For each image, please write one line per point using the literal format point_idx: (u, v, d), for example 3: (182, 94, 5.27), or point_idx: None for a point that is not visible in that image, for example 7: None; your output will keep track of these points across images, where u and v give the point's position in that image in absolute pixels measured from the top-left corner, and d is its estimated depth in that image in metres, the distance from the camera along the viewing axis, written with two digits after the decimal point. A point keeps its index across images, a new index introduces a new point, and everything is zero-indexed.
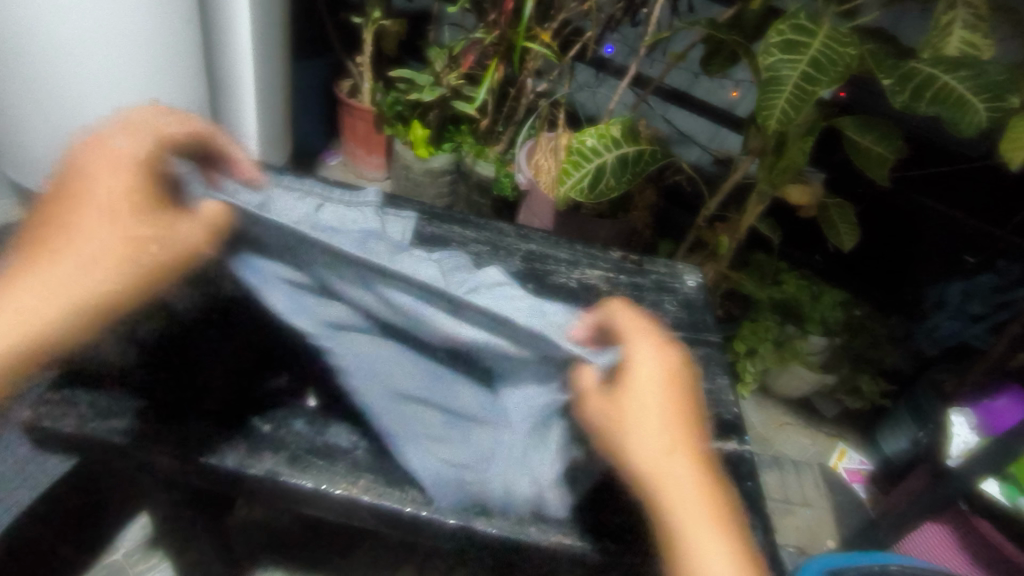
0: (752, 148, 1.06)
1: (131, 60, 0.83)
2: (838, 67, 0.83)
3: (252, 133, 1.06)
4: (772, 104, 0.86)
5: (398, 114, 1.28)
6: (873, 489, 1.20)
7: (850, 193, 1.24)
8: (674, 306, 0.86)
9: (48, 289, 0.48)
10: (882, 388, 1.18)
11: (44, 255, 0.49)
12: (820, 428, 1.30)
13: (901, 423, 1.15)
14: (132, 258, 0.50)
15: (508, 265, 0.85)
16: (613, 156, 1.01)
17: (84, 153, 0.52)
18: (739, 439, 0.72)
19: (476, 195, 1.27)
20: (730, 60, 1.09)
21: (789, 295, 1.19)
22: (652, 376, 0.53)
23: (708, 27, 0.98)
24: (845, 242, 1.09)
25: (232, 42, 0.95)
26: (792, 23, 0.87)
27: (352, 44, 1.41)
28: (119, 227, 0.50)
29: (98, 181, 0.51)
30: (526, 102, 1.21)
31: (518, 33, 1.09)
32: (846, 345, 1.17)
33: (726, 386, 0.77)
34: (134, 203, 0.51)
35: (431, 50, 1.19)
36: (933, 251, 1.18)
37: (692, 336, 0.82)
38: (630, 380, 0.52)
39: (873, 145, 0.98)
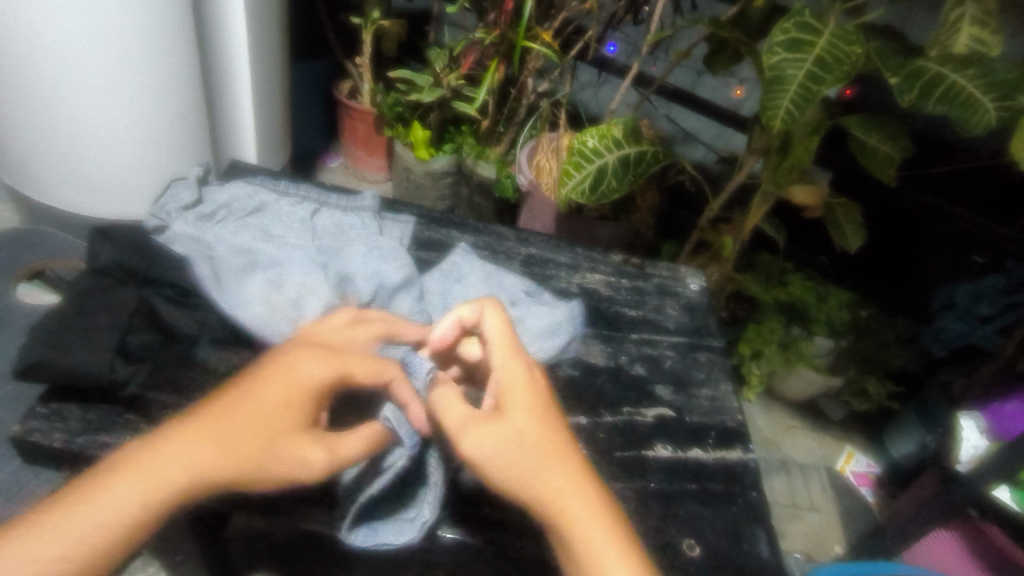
0: (755, 147, 1.05)
1: (137, 78, 0.82)
2: (843, 66, 0.82)
3: (250, 137, 1.05)
4: (777, 103, 0.84)
5: (399, 115, 1.26)
6: (880, 493, 1.19)
7: (856, 192, 1.22)
8: (676, 310, 0.85)
9: (178, 471, 0.48)
10: (890, 390, 1.17)
11: (211, 435, 0.50)
12: (827, 431, 1.29)
13: (909, 427, 1.13)
14: (255, 459, 0.50)
15: (508, 269, 0.83)
16: (614, 156, 1.00)
17: (280, 372, 0.54)
18: (743, 448, 0.69)
19: (478, 197, 1.27)
20: (734, 59, 1.07)
21: (795, 297, 1.18)
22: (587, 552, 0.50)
23: (711, 25, 0.96)
24: (851, 243, 1.07)
25: (225, 40, 0.93)
26: (798, 21, 0.85)
27: (352, 46, 1.41)
28: (255, 438, 0.51)
29: (258, 402, 0.52)
30: (527, 103, 1.20)
31: (517, 33, 1.08)
32: (852, 348, 1.15)
33: (729, 393, 0.75)
34: (272, 425, 0.52)
35: (430, 52, 1.18)
36: (939, 251, 1.16)
37: (694, 342, 0.80)
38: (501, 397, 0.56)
39: (880, 144, 0.96)
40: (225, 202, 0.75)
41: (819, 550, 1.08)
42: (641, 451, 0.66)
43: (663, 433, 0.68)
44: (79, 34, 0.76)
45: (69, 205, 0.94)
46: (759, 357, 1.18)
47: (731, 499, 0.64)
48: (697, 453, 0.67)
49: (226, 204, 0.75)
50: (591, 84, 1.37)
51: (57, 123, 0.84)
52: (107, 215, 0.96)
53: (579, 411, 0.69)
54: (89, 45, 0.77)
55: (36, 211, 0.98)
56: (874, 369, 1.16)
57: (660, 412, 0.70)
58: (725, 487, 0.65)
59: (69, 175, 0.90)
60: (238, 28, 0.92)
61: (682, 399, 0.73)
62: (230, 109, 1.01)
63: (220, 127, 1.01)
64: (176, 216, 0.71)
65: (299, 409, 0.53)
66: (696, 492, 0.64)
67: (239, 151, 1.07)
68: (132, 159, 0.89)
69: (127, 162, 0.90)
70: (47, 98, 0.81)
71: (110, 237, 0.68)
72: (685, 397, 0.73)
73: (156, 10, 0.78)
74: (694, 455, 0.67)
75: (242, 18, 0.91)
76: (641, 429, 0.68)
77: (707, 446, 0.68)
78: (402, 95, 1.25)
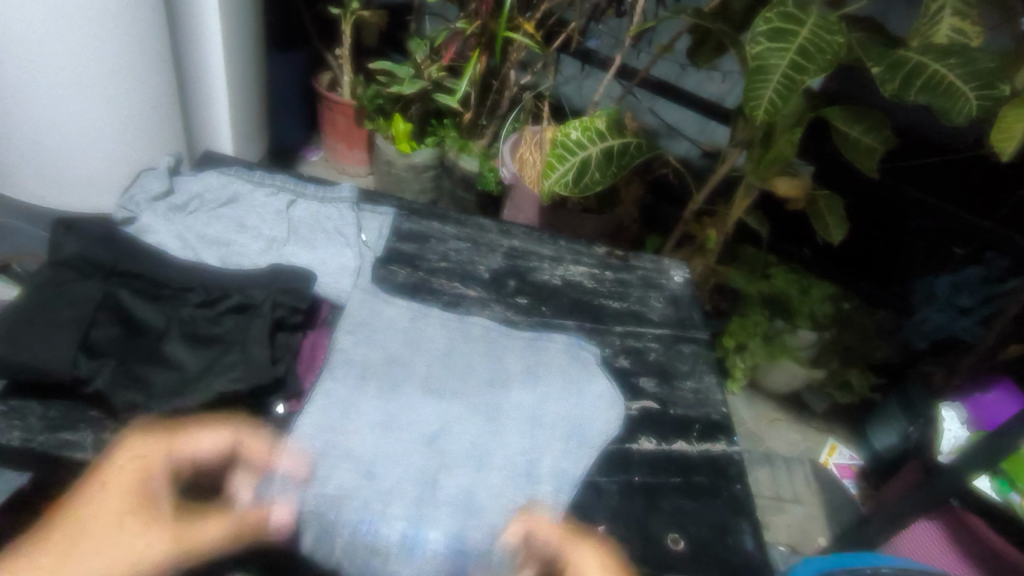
0: (739, 139, 1.10)
1: (108, 67, 0.81)
2: (826, 56, 0.83)
3: (225, 129, 1.05)
4: (760, 94, 0.86)
5: (380, 107, 1.38)
6: (863, 485, 1.23)
7: (839, 185, 1.23)
8: (660, 302, 0.84)
9: (110, 559, 0.42)
10: (873, 383, 1.26)
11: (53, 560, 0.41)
12: (810, 424, 1.34)
13: (890, 418, 1.20)
14: (112, 568, 0.42)
15: (488, 262, 0.81)
16: (598, 149, 1.09)
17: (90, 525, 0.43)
18: (727, 439, 0.69)
19: (460, 189, 1.38)
20: (715, 49, 1.16)
21: (779, 290, 1.24)
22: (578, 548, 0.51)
23: (695, 16, 1.03)
24: (833, 235, 1.12)
25: (200, 44, 0.95)
26: (780, 11, 0.86)
27: (329, 35, 1.48)
28: (118, 530, 0.43)
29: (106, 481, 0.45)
30: (511, 95, 1.28)
31: (500, 24, 1.12)
32: (836, 339, 1.24)
33: (713, 384, 0.74)
34: (114, 502, 0.44)
35: (412, 43, 1.25)
36: (918, 247, 1.20)
37: (678, 334, 0.80)
38: None
39: (863, 136, 1.00)
40: (197, 193, 0.74)
41: (803, 541, 1.11)
42: (627, 444, 0.65)
43: (648, 425, 0.67)
44: (55, 28, 0.75)
45: (33, 197, 0.91)
46: (743, 350, 1.25)
47: (715, 491, 0.63)
48: (681, 446, 0.67)
49: (198, 195, 0.74)
50: (576, 78, 1.41)
51: (22, 108, 0.81)
52: (72, 207, 0.93)
53: None
54: (65, 37, 0.76)
55: None
56: (857, 361, 1.26)
57: (644, 404, 0.70)
58: (709, 479, 0.64)
59: (32, 165, 0.87)
60: (209, 24, 0.93)
61: (666, 391, 0.72)
62: (203, 99, 1.01)
63: (193, 119, 1.01)
64: (145, 207, 0.70)
65: (135, 486, 0.45)
66: (680, 484, 0.63)
67: (213, 143, 1.07)
68: (101, 149, 0.87)
69: (93, 150, 0.87)
70: (16, 83, 0.78)
71: (74, 230, 0.63)
72: (669, 389, 0.72)
73: (130, 4, 0.78)
74: (678, 448, 0.66)
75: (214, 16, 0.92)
76: (626, 423, 0.67)
77: (691, 438, 0.68)
78: (383, 88, 1.35)
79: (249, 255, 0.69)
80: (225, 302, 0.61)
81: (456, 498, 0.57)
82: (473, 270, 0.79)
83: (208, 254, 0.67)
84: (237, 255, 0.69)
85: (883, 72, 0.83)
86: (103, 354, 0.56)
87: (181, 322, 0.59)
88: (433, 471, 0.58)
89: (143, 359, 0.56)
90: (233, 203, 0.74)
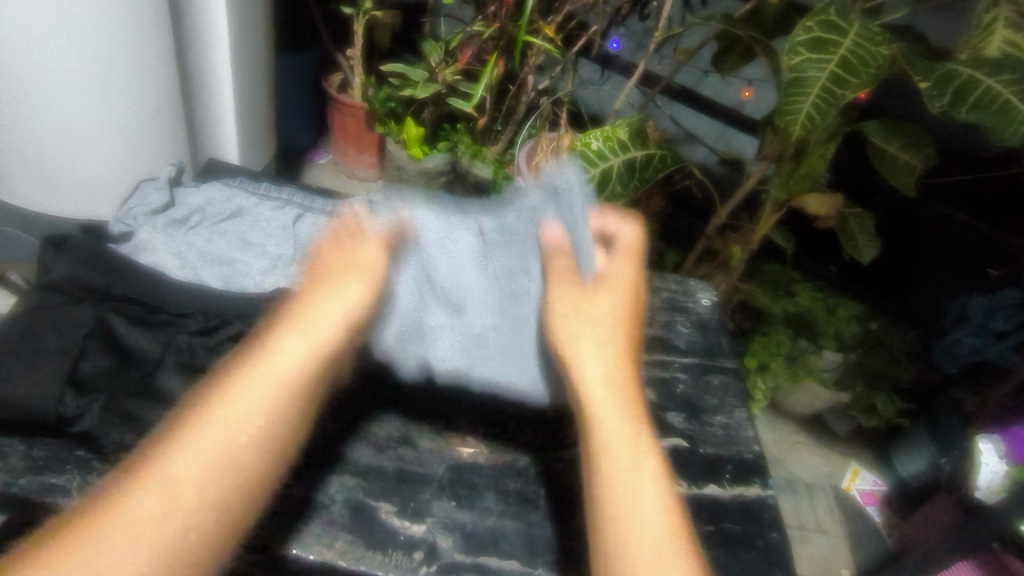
0: (767, 152, 1.04)
1: (107, 71, 0.76)
2: (869, 69, 0.78)
3: (233, 136, 1.01)
4: (796, 108, 0.81)
5: (390, 111, 1.32)
6: (887, 513, 1.19)
7: (868, 200, 1.17)
8: (687, 328, 0.79)
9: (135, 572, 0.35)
10: (899, 406, 1.19)
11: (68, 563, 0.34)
12: (832, 447, 1.29)
13: (919, 445, 1.15)
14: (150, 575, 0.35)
15: None
16: (619, 162, 1.04)
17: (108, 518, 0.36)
18: (761, 483, 0.64)
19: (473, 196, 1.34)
20: (743, 56, 1.11)
21: (804, 308, 1.20)
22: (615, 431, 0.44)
23: (724, 22, 0.98)
24: (862, 252, 1.07)
25: (210, 45, 0.90)
26: (821, 20, 0.81)
27: (341, 35, 1.44)
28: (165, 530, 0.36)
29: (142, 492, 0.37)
30: (528, 100, 1.24)
31: (519, 27, 1.08)
32: (861, 362, 1.18)
33: (745, 420, 0.69)
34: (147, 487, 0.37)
35: (426, 45, 1.19)
36: (953, 265, 1.14)
37: (707, 364, 0.75)
38: (579, 304, 0.52)
39: (901, 153, 0.94)
40: (199, 207, 0.69)
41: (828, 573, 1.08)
42: None
43: (675, 467, 0.62)
44: (56, 29, 0.71)
45: (35, 203, 0.88)
46: (765, 370, 1.20)
47: (751, 541, 0.58)
48: (713, 489, 0.62)
49: (200, 209, 0.69)
50: (595, 84, 1.37)
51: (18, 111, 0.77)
52: (73, 214, 0.90)
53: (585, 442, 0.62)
54: (66, 39, 0.72)
55: None
56: (883, 384, 1.19)
57: (672, 442, 0.65)
58: (744, 528, 0.59)
59: (34, 171, 0.84)
60: (219, 27, 0.89)
61: (694, 427, 0.67)
62: (212, 103, 0.97)
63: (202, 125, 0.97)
64: (144, 221, 0.66)
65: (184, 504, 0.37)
66: (713, 535, 0.58)
67: (221, 149, 1.03)
68: (101, 154, 0.84)
69: (91, 155, 0.83)
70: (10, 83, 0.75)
71: (66, 249, 0.60)
72: (698, 425, 0.67)
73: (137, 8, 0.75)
74: (709, 491, 0.61)
75: (224, 19, 0.88)
76: None
77: (723, 482, 0.63)
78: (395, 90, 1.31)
79: (251, 275, 0.65)
80: (227, 331, 0.57)
81: (472, 550, 0.53)
82: None
83: (208, 276, 0.64)
84: (237, 277, 0.65)
85: (933, 86, 0.77)
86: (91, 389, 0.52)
87: (177, 351, 0.55)
88: (446, 521, 0.54)
89: (135, 394, 0.53)
90: (236, 218, 0.70)
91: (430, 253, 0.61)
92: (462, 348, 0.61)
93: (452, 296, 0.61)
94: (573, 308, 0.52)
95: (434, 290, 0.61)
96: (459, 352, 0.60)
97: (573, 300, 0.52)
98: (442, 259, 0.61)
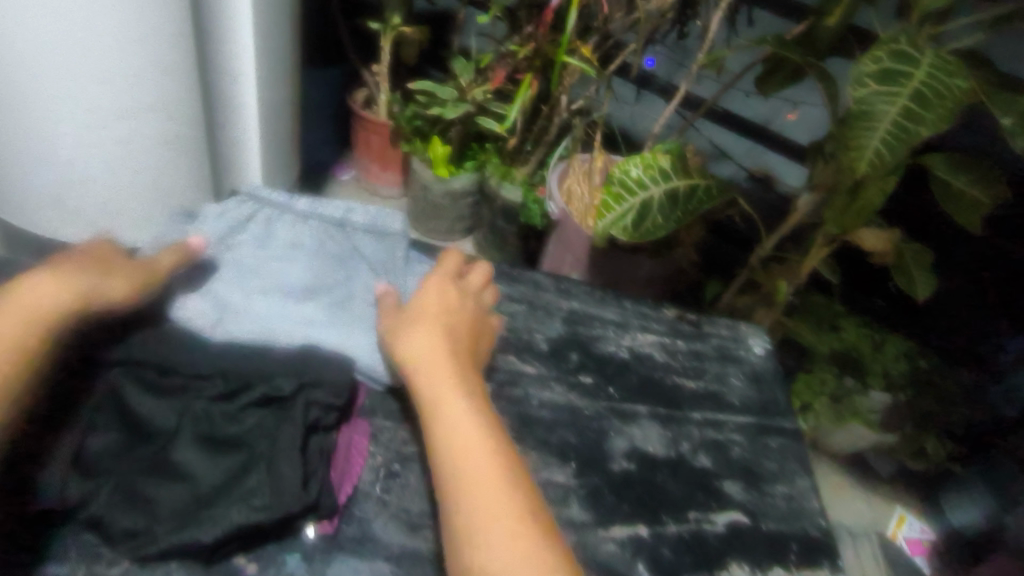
0: (819, 183, 0.98)
1: (122, 95, 0.72)
2: (946, 102, 0.72)
3: (256, 160, 0.96)
4: (863, 143, 0.74)
5: (417, 129, 1.29)
6: (936, 564, 1.09)
7: (922, 232, 1.11)
8: (740, 381, 0.73)
9: None
10: (951, 452, 1.12)
11: None
12: (876, 490, 1.21)
13: (974, 495, 1.08)
14: None
15: (547, 330, 0.71)
16: (660, 190, 0.99)
17: None
18: (831, 566, 0.57)
19: (500, 219, 1.29)
20: (792, 79, 1.05)
21: (850, 344, 1.13)
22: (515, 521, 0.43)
23: (777, 45, 0.92)
24: (920, 293, 1.00)
25: (233, 73, 0.86)
26: (891, 49, 0.75)
27: (368, 50, 1.40)
28: None
29: None
30: (561, 121, 1.18)
31: (557, 47, 1.03)
32: (911, 403, 1.10)
33: (809, 490, 0.63)
34: None
35: (456, 64, 1.17)
36: (1010, 304, 1.07)
37: (764, 423, 0.69)
38: (428, 389, 0.50)
39: (969, 188, 0.87)
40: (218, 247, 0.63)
41: None
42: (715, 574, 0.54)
43: (738, 548, 0.56)
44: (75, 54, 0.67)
45: (49, 228, 0.84)
46: (808, 411, 1.14)
47: None
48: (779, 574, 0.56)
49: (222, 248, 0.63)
50: (630, 104, 1.31)
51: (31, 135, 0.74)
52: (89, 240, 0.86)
53: (638, 519, 0.56)
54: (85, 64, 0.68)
55: (12, 237, 0.88)
56: (933, 427, 1.10)
57: (732, 518, 0.59)
58: None
59: (49, 196, 0.80)
60: (246, 51, 0.84)
61: (755, 499, 0.61)
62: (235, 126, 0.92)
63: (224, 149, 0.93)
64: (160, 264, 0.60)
65: None
66: None
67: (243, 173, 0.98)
68: (118, 180, 0.80)
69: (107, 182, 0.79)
70: (22, 107, 0.72)
71: None
72: (759, 497, 0.61)
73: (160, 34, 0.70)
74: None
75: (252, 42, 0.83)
76: (713, 543, 0.56)
77: (790, 565, 0.57)
78: (423, 108, 1.27)
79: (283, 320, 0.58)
80: (247, 395, 0.51)
81: None
82: (529, 339, 0.69)
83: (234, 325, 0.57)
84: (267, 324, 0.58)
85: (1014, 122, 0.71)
86: (98, 471, 0.47)
87: (195, 419, 0.50)
88: None
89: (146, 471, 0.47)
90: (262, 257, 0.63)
91: (279, 277, 0.62)
92: (320, 296, 0.62)
93: (289, 285, 0.62)
94: (444, 401, 0.49)
95: (296, 258, 0.64)
96: (301, 301, 0.61)
97: (443, 391, 0.50)
98: (290, 263, 0.64)
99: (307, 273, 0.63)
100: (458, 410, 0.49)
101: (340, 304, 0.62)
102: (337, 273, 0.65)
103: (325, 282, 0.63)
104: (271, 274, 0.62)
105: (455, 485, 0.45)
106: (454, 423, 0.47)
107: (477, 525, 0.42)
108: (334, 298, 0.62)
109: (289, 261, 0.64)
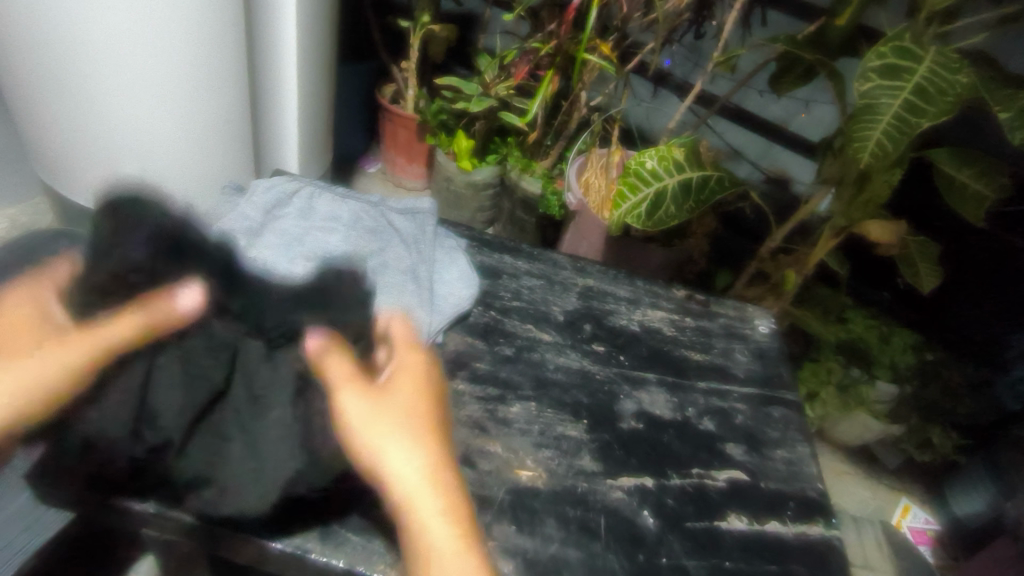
0: (827, 176, 1.02)
1: (176, 83, 0.79)
2: (947, 98, 0.76)
3: (291, 145, 1.03)
4: (866, 135, 0.79)
5: (442, 123, 1.35)
6: (940, 553, 1.14)
7: (928, 227, 1.15)
8: (745, 356, 0.77)
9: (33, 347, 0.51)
10: (956, 442, 1.15)
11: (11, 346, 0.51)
12: (882, 481, 1.24)
13: (977, 484, 1.10)
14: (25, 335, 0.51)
15: (563, 303, 0.76)
16: (675, 181, 1.04)
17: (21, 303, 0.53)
18: (825, 521, 0.62)
19: (520, 210, 1.34)
20: (803, 77, 1.09)
21: (857, 336, 1.17)
22: (444, 542, 0.44)
23: (788, 44, 0.97)
24: (923, 282, 1.04)
25: (273, 64, 0.93)
26: (894, 46, 0.79)
27: (397, 47, 1.47)
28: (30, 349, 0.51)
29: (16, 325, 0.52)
30: (580, 116, 1.23)
31: (577, 45, 1.08)
32: (916, 394, 1.14)
33: (807, 455, 0.68)
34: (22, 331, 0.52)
35: (481, 61, 1.23)
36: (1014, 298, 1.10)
37: (766, 395, 0.73)
38: (370, 395, 0.52)
39: (971, 181, 0.91)
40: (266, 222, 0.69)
41: None
42: (715, 522, 0.58)
43: (738, 501, 0.61)
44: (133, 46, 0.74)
45: None
46: (815, 398, 1.18)
47: None
48: (775, 526, 0.60)
49: (269, 223, 0.70)
50: (646, 102, 1.36)
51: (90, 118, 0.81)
52: None
53: (644, 471, 0.61)
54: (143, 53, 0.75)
55: (70, 212, 0.95)
56: (939, 419, 1.14)
57: (733, 475, 0.63)
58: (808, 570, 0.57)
59: (105, 174, 0.87)
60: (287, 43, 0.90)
61: (755, 460, 0.65)
62: (272, 111, 0.99)
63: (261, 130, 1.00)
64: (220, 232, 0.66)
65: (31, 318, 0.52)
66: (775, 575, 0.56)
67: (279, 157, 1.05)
68: (169, 162, 0.87)
69: (159, 161, 0.86)
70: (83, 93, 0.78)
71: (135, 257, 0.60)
72: (759, 459, 0.66)
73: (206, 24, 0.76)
74: (772, 528, 0.60)
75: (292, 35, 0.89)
76: (714, 495, 0.61)
77: (785, 518, 0.61)
78: (448, 103, 1.33)
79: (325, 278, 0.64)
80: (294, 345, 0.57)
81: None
82: (547, 311, 0.75)
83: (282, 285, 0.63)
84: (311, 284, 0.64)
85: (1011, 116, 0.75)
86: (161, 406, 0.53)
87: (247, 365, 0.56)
88: (506, 545, 0.52)
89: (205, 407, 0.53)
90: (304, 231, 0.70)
91: (324, 245, 0.69)
92: (357, 259, 0.67)
93: (330, 251, 0.68)
94: (385, 425, 0.49)
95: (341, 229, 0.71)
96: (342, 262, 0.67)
97: (371, 403, 0.51)
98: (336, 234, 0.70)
99: (354, 243, 0.70)
100: (391, 406, 0.51)
101: (375, 266, 0.68)
102: (373, 244, 0.71)
103: (365, 250, 0.69)
104: (316, 241, 0.69)
105: (401, 501, 0.46)
106: (390, 430, 0.49)
107: (424, 539, 0.44)
108: (372, 265, 0.67)
109: (334, 234, 0.70)
